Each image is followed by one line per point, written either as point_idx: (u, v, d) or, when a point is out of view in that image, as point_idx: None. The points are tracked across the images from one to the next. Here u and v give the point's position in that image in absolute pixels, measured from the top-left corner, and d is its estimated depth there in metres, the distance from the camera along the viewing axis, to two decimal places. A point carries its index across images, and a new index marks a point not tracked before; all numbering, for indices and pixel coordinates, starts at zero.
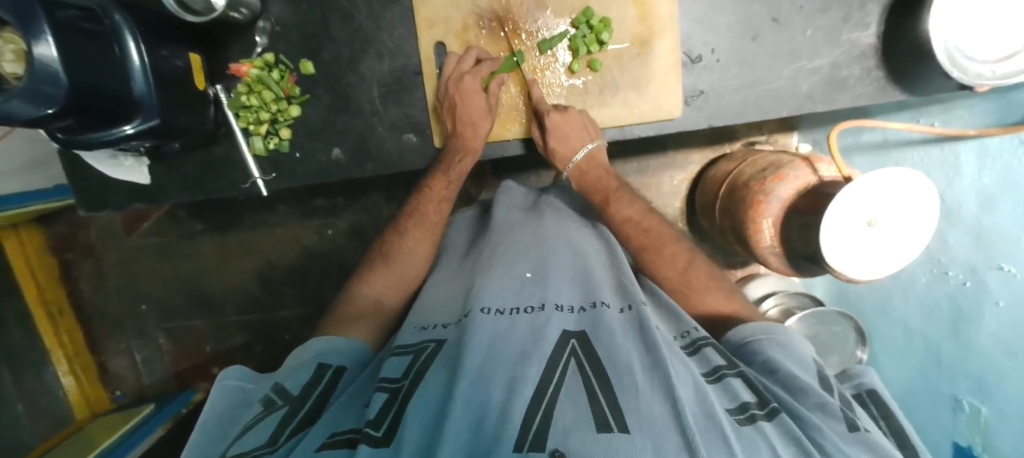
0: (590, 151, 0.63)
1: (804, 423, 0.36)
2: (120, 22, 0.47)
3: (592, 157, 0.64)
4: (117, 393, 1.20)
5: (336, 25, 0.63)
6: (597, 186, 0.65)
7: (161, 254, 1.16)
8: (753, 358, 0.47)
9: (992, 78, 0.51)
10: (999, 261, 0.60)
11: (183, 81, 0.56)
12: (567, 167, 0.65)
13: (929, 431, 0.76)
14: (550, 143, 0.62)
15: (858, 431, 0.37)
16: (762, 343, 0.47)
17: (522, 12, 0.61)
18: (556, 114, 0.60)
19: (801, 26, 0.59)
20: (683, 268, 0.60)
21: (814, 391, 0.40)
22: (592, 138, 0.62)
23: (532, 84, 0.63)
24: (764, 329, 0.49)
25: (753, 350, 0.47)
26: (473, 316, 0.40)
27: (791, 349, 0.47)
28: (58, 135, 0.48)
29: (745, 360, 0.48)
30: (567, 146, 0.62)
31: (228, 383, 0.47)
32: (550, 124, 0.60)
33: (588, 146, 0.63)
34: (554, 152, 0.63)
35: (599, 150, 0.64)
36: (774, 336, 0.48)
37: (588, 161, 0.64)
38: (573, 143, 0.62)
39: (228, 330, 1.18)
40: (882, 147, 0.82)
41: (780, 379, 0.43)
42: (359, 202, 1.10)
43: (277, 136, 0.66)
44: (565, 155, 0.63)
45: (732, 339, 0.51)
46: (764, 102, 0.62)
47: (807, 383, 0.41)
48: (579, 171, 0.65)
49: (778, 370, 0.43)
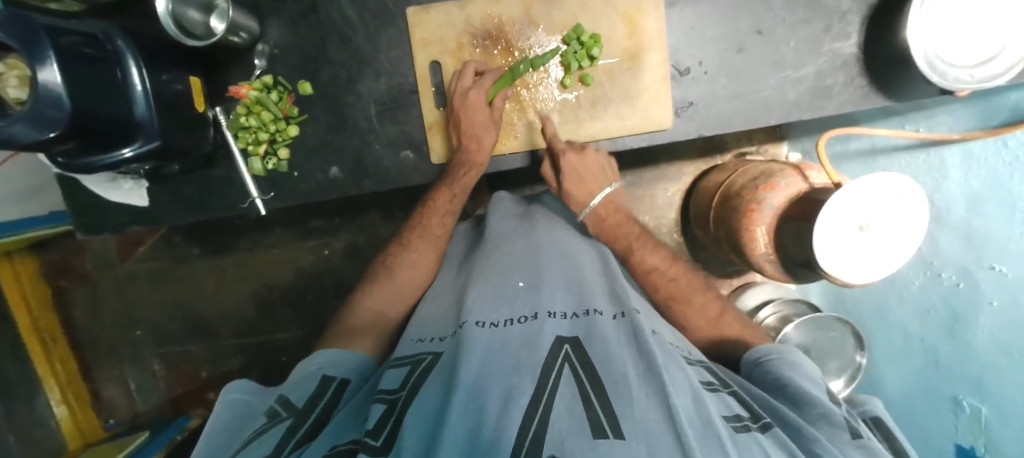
0: (608, 195, 0.65)
1: (805, 439, 0.36)
2: (122, 48, 0.48)
3: (610, 200, 0.66)
4: (110, 421, 1.17)
5: (333, 47, 0.65)
6: (616, 234, 0.64)
7: (157, 278, 1.15)
8: (764, 375, 0.47)
9: (971, 82, 0.53)
10: (991, 261, 0.62)
11: (183, 103, 0.57)
12: (582, 214, 0.65)
13: (930, 437, 0.75)
14: (568, 184, 0.64)
15: (859, 439, 0.37)
16: (777, 361, 0.47)
17: (515, 31, 0.63)
18: (572, 155, 0.62)
19: (785, 37, 0.61)
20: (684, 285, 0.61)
21: (819, 402, 0.40)
22: (610, 181, 0.64)
23: (548, 121, 0.64)
24: (777, 350, 0.49)
25: (766, 368, 0.47)
26: (467, 329, 0.40)
27: (802, 368, 0.46)
28: (58, 159, 0.49)
29: (758, 380, 0.47)
30: (584, 188, 0.64)
31: (232, 397, 0.45)
32: (566, 164, 0.61)
33: (606, 189, 0.64)
34: (570, 194, 0.65)
35: (616, 192, 0.66)
36: (787, 356, 0.48)
37: (605, 205, 0.65)
38: (589, 186, 0.63)
39: (224, 354, 1.16)
40: (870, 154, 0.83)
41: (789, 394, 0.42)
42: (355, 221, 1.10)
43: (275, 156, 0.67)
44: (582, 198, 0.64)
45: (749, 359, 0.50)
46: (752, 111, 0.63)
47: (814, 395, 0.41)
48: (597, 215, 0.65)
49: (788, 385, 0.43)
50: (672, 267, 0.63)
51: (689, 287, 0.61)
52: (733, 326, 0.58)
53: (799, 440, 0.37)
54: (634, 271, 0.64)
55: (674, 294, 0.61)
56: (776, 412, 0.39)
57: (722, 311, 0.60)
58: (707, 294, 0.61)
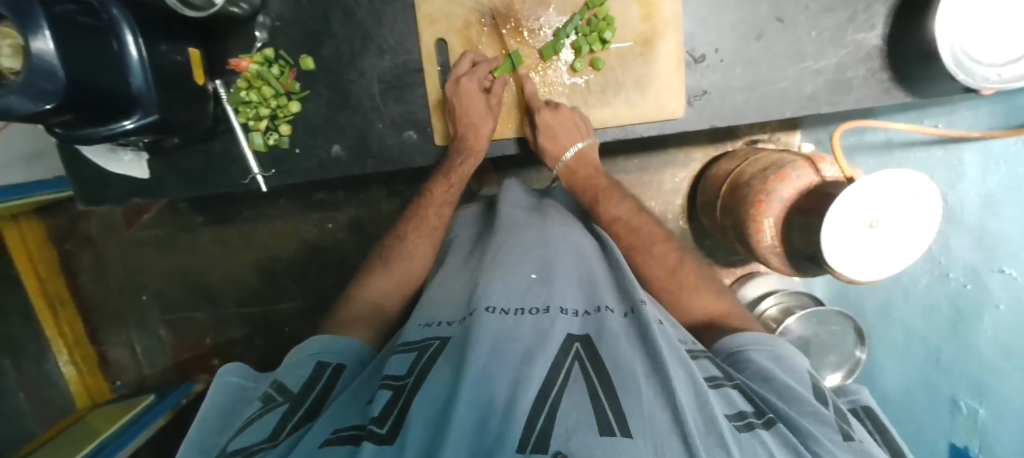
0: (579, 150, 0.64)
1: (800, 434, 0.36)
2: (117, 17, 0.46)
3: (582, 156, 0.65)
4: (118, 383, 1.21)
5: (337, 21, 0.63)
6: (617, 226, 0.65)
7: (161, 246, 1.17)
8: (745, 366, 0.46)
9: (996, 82, 0.50)
10: (1002, 265, 0.60)
11: (180, 75, 0.55)
12: (555, 165, 0.65)
13: (925, 431, 0.76)
14: (540, 139, 0.63)
15: (851, 441, 0.36)
16: (755, 353, 0.47)
17: (524, 9, 0.60)
18: (547, 112, 0.60)
19: (807, 26, 0.58)
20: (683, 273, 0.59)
21: (806, 399, 0.40)
22: (582, 137, 0.62)
23: (526, 79, 0.63)
24: (761, 341, 0.49)
25: (744, 358, 0.47)
26: (478, 315, 0.40)
27: (788, 361, 0.46)
28: (57, 129, 0.48)
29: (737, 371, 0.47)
30: (556, 144, 0.62)
31: (228, 379, 0.47)
32: (541, 122, 0.60)
33: (578, 146, 0.63)
34: (544, 150, 0.64)
35: (590, 149, 0.64)
36: (771, 348, 0.47)
37: (577, 160, 0.65)
38: (562, 143, 0.62)
39: (228, 322, 1.19)
40: (885, 148, 0.81)
41: (773, 385, 0.42)
42: (359, 196, 1.10)
43: (277, 132, 0.66)
44: (556, 154, 0.64)
45: (725, 347, 0.50)
46: (768, 103, 0.61)
47: (801, 393, 0.41)
48: (569, 168, 0.66)
49: (772, 377, 0.43)
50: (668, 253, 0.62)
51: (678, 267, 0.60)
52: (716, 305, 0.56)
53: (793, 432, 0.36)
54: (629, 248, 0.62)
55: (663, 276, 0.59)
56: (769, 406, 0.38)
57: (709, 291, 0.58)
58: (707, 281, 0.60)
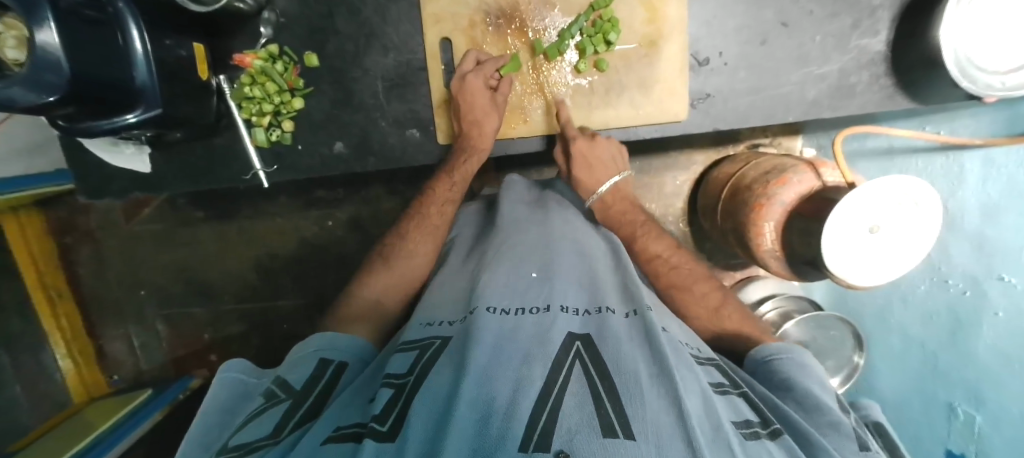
0: (616, 183, 0.64)
1: (811, 446, 0.36)
2: (122, 10, 0.46)
3: (618, 188, 0.65)
4: (114, 377, 1.21)
5: (342, 18, 0.63)
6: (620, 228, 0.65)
7: (160, 241, 1.16)
8: (771, 374, 0.47)
9: (1000, 89, 0.50)
10: (1001, 272, 0.61)
11: (184, 69, 0.55)
12: (591, 200, 0.65)
13: (922, 440, 0.76)
14: (576, 170, 0.64)
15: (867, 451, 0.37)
16: (782, 362, 0.47)
17: (529, 10, 0.60)
18: (583, 141, 0.61)
19: (811, 31, 0.59)
20: (686, 275, 0.60)
21: (829, 410, 0.40)
22: (620, 170, 0.64)
23: (561, 105, 0.63)
24: (784, 349, 0.49)
25: (770, 367, 0.47)
26: (478, 316, 0.40)
27: (812, 371, 0.47)
28: (59, 121, 0.48)
29: (762, 378, 0.47)
30: (592, 176, 0.63)
31: (229, 375, 0.47)
32: (577, 151, 0.61)
33: (614, 178, 0.64)
34: (579, 182, 0.64)
35: (624, 181, 0.65)
36: (796, 356, 0.48)
37: (613, 193, 0.65)
38: (598, 174, 0.63)
39: (227, 319, 1.19)
40: (886, 154, 0.80)
41: (796, 397, 0.43)
42: (359, 194, 1.10)
43: (280, 128, 0.66)
44: (591, 185, 0.64)
45: (754, 356, 0.50)
46: (771, 107, 0.61)
47: (823, 402, 0.41)
48: (604, 203, 0.65)
49: (795, 387, 0.43)
50: (676, 256, 0.62)
51: (692, 277, 0.60)
52: (735, 319, 0.57)
53: (804, 447, 0.36)
54: (643, 257, 0.62)
55: (676, 284, 0.59)
56: (785, 418, 0.39)
57: (725, 302, 0.58)
58: (709, 283, 0.60)
